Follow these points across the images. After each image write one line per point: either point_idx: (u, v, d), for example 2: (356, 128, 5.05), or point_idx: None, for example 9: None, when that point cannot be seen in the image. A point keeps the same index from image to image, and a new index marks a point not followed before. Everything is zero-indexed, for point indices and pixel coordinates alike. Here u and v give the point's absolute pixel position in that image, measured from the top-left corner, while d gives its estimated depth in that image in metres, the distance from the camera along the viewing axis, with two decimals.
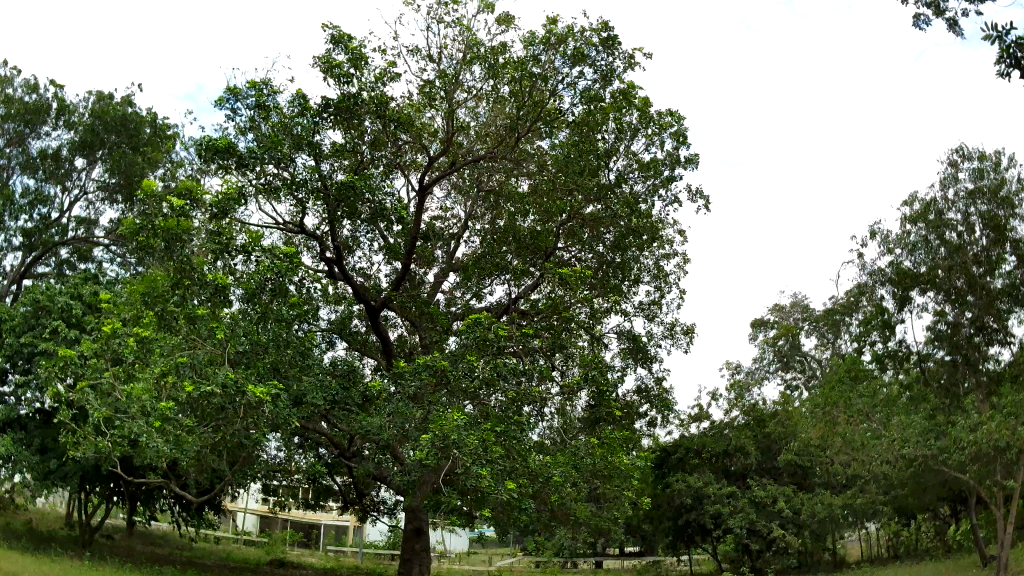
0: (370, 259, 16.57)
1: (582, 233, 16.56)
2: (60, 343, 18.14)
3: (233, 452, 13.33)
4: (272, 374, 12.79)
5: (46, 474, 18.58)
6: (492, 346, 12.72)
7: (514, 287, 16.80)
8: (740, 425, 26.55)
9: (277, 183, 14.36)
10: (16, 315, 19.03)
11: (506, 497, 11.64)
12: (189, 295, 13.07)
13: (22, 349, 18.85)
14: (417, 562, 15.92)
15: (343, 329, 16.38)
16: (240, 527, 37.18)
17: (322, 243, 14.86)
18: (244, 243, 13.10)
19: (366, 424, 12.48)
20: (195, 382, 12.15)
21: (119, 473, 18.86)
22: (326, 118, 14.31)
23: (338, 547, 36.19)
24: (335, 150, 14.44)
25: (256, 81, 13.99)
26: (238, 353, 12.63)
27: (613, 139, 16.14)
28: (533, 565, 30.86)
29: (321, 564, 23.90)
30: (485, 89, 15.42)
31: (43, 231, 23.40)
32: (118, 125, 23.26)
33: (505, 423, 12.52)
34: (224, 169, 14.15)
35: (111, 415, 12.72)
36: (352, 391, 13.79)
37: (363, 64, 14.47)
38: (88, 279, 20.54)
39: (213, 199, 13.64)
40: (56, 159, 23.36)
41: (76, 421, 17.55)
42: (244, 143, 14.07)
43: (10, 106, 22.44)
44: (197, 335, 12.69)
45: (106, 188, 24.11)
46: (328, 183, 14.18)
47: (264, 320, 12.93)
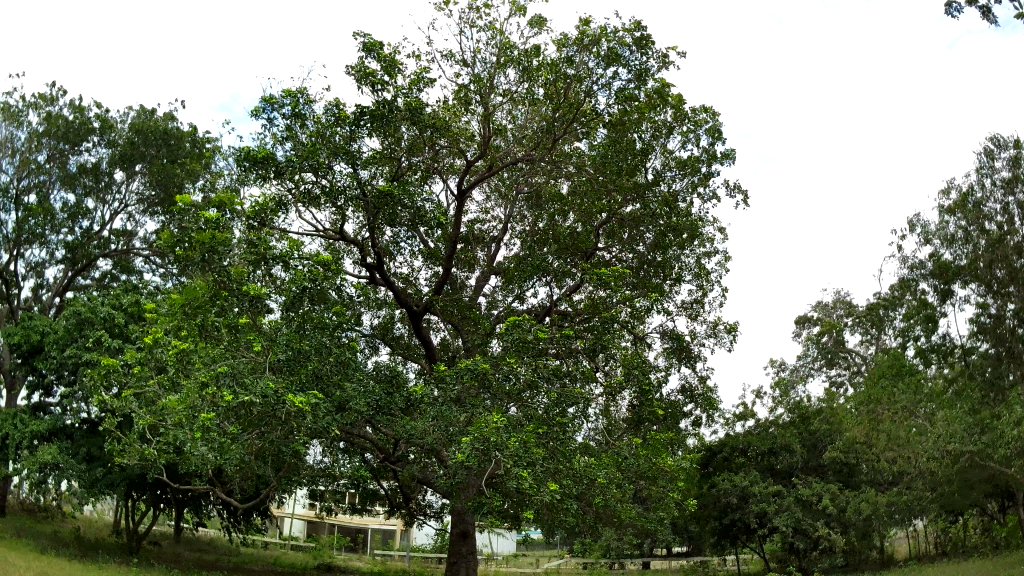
0: (411, 265, 16.62)
1: (622, 233, 16.64)
2: (104, 353, 18.38)
3: (277, 458, 13.37)
4: (314, 383, 12.73)
5: (93, 482, 18.74)
6: (532, 348, 12.79)
7: (556, 288, 16.47)
8: (784, 423, 26.28)
9: (316, 192, 14.43)
10: (60, 328, 19.47)
11: (548, 499, 11.56)
12: (229, 305, 13.12)
13: (66, 361, 19.20)
14: (464, 565, 15.89)
15: (386, 332, 16.54)
16: (287, 534, 37.54)
17: (363, 249, 14.87)
18: (283, 251, 12.85)
19: (410, 428, 12.44)
20: (236, 392, 12.25)
21: (164, 479, 19.05)
22: (362, 126, 14.29)
23: (388, 549, 36.43)
24: (373, 157, 14.43)
25: (292, 90, 14.04)
26: (280, 360, 12.67)
27: (648, 137, 16.06)
28: (579, 567, 30.73)
29: (368, 568, 24.00)
30: (520, 91, 15.21)
31: (85, 244, 23.67)
32: (159, 139, 23.55)
33: (547, 425, 12.49)
34: (262, 178, 14.21)
35: (155, 424, 12.90)
36: (396, 395, 13.61)
37: (396, 70, 14.50)
38: (130, 290, 20.69)
39: (250, 209, 13.81)
40: (95, 172, 23.76)
41: (121, 432, 17.73)
42: (282, 152, 14.16)
43: (52, 123, 22.77)
44: (238, 344, 12.94)
45: (146, 201, 24.59)
46: (367, 190, 14.15)
47: (304, 327, 12.93)
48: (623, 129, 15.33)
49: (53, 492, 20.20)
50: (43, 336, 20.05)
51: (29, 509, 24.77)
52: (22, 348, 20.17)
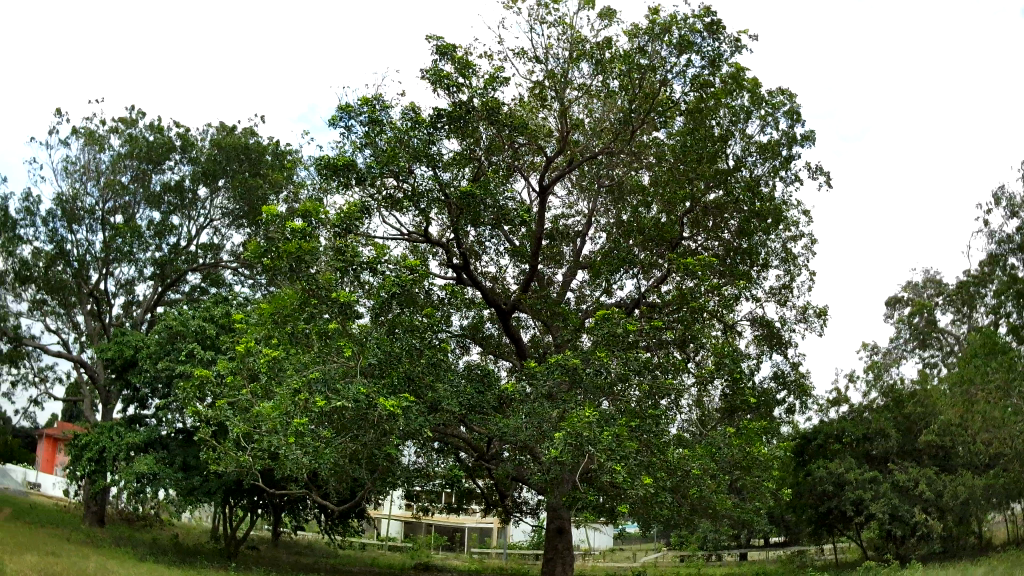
0: (497, 263, 16.63)
1: (706, 221, 16.49)
2: (197, 364, 18.80)
3: (371, 461, 13.37)
4: (406, 384, 12.98)
5: (190, 490, 19.20)
6: (622, 341, 12.73)
7: (643, 280, 16.53)
8: (878, 407, 25.70)
9: (399, 196, 14.71)
10: (152, 342, 19.99)
11: (642, 492, 11.50)
12: (319, 312, 13.40)
13: (160, 374, 19.75)
14: (560, 561, 15.91)
15: (476, 333, 16.53)
16: (385, 535, 38.05)
17: (449, 250, 15.17)
18: (371, 257, 13.15)
19: (503, 426, 12.54)
20: (328, 397, 12.34)
21: (261, 485, 19.43)
22: (440, 128, 14.50)
23: (485, 547, 36.66)
24: (453, 159, 14.57)
25: (368, 97, 14.33)
26: (371, 365, 12.67)
27: (726, 123, 15.89)
28: (676, 561, 30.51)
29: (465, 566, 24.16)
30: (595, 85, 15.15)
31: (173, 259, 24.24)
32: (240, 154, 24.09)
33: (640, 418, 12.39)
34: (345, 185, 14.54)
35: (249, 431, 13.17)
36: (487, 394, 13.86)
37: (470, 71, 14.57)
38: (220, 301, 21.17)
39: (334, 216, 13.84)
40: (180, 191, 24.20)
41: (216, 440, 18.18)
42: (362, 159, 14.43)
43: (134, 145, 23.50)
44: (328, 350, 12.90)
45: (232, 214, 25.09)
46: (449, 192, 14.43)
47: (395, 331, 13.02)
48: (701, 116, 15.26)
49: (154, 503, 20.83)
50: (137, 351, 20.58)
51: (132, 519, 25.60)
52: (115, 364, 20.66)
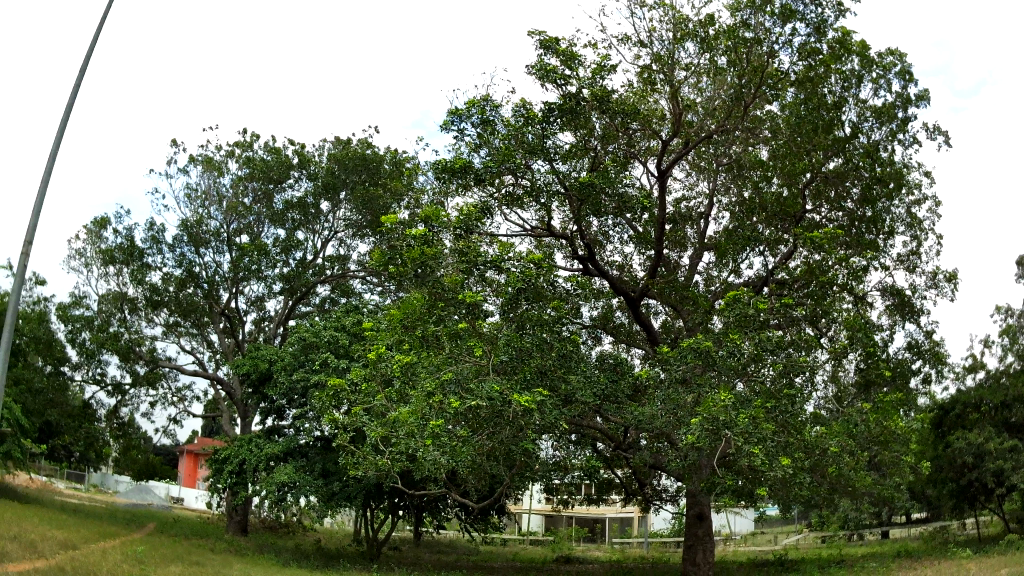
0: (623, 252, 16.64)
1: (829, 191, 16.16)
2: (332, 373, 19.29)
3: (509, 457, 13.55)
4: (539, 379, 13.05)
5: (331, 496, 19.69)
6: (754, 322, 12.47)
7: (770, 257, 16.47)
8: (1018, 372, 24.68)
9: (518, 192, 15.01)
10: (287, 354, 20.83)
11: (782, 474, 11.30)
12: (449, 314, 13.64)
13: (296, 385, 20.41)
14: (701, 548, 15.84)
15: (606, 323, 16.55)
16: (522, 530, 38.42)
17: (572, 242, 15.29)
18: (495, 256, 13.33)
19: (639, 415, 12.52)
20: (462, 397, 12.59)
21: (401, 486, 19.85)
22: (552, 121, 14.38)
23: (623, 537, 36.69)
24: (568, 151, 14.63)
25: (476, 98, 14.45)
26: (502, 362, 12.85)
27: (838, 90, 15.56)
28: (816, 540, 29.94)
29: (606, 558, 24.12)
30: (701, 64, 14.98)
31: (301, 274, 24.95)
32: (359, 165, 24.72)
33: (775, 398, 12.19)
34: (463, 187, 14.78)
35: (387, 435, 13.26)
36: (622, 382, 13.88)
37: (578, 62, 14.91)
38: (351, 310, 21.55)
39: (455, 218, 14.01)
40: (302, 207, 24.87)
41: (355, 446, 18.62)
42: (478, 160, 14.56)
43: (254, 167, 24.46)
44: (459, 350, 13.05)
45: (354, 225, 25.52)
46: (567, 183, 14.42)
47: (524, 327, 13.17)
48: (812, 86, 15.15)
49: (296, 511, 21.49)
50: (271, 364, 21.61)
51: (274, 527, 26.48)
52: (252, 378, 21.81)
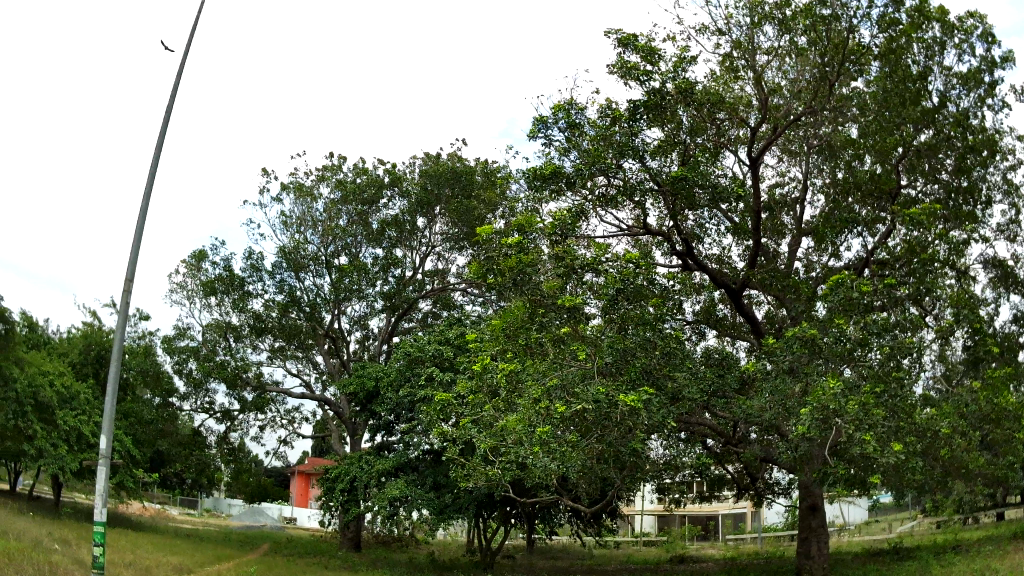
0: (721, 244, 16.59)
1: (923, 164, 15.77)
2: (438, 387, 19.64)
3: (619, 461, 13.64)
4: (644, 378, 13.15)
5: (443, 508, 20.09)
6: (860, 305, 12.31)
7: (869, 238, 16.20)
8: None
9: (612, 193, 15.09)
10: (393, 370, 21.49)
11: (895, 460, 11.11)
12: (550, 320, 13.73)
13: (404, 400, 21.02)
14: (815, 538, 15.90)
15: (710, 316, 16.61)
16: (636, 531, 38.34)
17: (671, 239, 15.45)
18: (592, 257, 13.63)
19: (747, 409, 12.47)
20: (568, 403, 12.70)
21: (511, 495, 19.91)
22: (639, 118, 14.62)
23: (737, 531, 35.81)
24: (659, 146, 14.71)
25: (561, 103, 14.79)
26: (608, 364, 12.97)
27: (923, 59, 15.56)
28: (938, 526, 29.21)
29: (720, 555, 23.89)
30: (781, 46, 15.28)
31: (401, 291, 25.93)
32: (451, 179, 25.69)
33: (885, 382, 11.80)
34: (556, 192, 15.16)
35: (496, 445, 13.63)
36: (728, 377, 13.94)
37: (657, 57, 15.42)
38: (454, 321, 22.04)
39: (549, 224, 14.14)
40: (398, 224, 26.38)
41: (464, 456, 18.73)
42: (569, 163, 14.85)
43: (346, 192, 26.12)
44: (563, 355, 13.17)
45: (451, 239, 26.80)
46: (660, 180, 14.80)
47: (627, 327, 13.41)
48: (895, 57, 14.89)
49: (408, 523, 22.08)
50: (377, 381, 22.32)
51: (386, 541, 27.10)
52: (360, 395, 22.76)
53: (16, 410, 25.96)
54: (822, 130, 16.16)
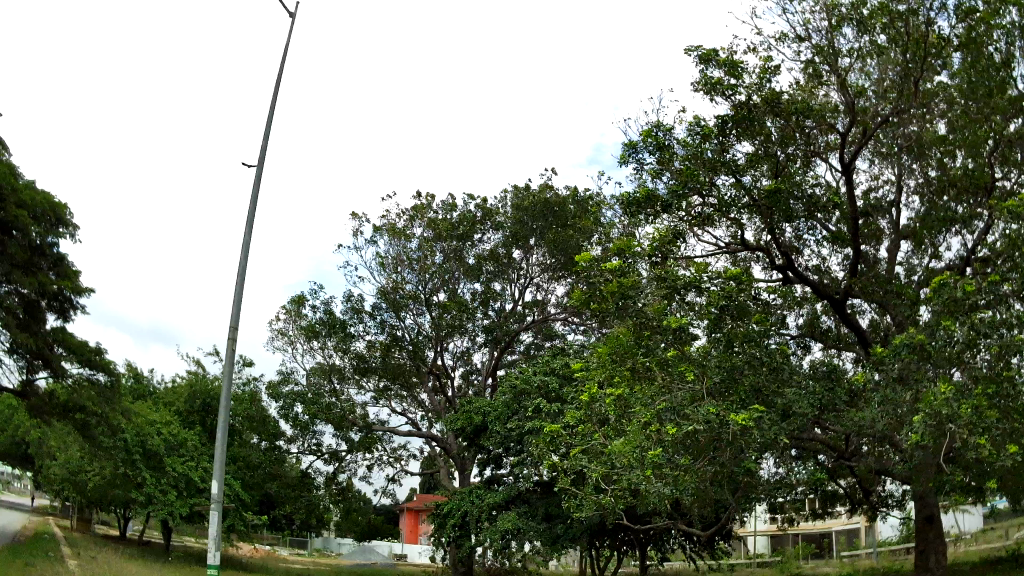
0: (820, 254, 16.31)
1: (1017, 155, 14.80)
2: (546, 419, 21.80)
3: (728, 481, 14.66)
4: (754, 397, 13.17)
5: (554, 538, 21.96)
6: (966, 305, 11.94)
7: (968, 235, 15.83)
8: None
9: (709, 212, 15.07)
10: (500, 404, 23.88)
11: (1013, 463, 10.78)
12: (656, 343, 13.79)
13: (513, 433, 23.23)
14: (933, 550, 15.47)
15: (814, 329, 16.39)
16: (751, 553, 37.97)
17: (769, 253, 15.27)
18: (693, 277, 13.71)
19: (859, 420, 12.53)
20: (680, 424, 12.83)
21: (623, 516, 22.45)
22: (728, 134, 15.02)
23: (851, 547, 34.92)
24: (750, 160, 14.98)
25: (650, 128, 15.19)
26: (717, 384, 13.10)
27: (1005, 46, 14.81)
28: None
29: (837, 572, 23.41)
30: (863, 47, 15.16)
31: (503, 324, 28.39)
32: (542, 213, 27.88)
33: (996, 382, 11.33)
34: (652, 216, 15.29)
35: (608, 472, 14.10)
36: (838, 390, 13.57)
37: (740, 70, 15.33)
38: (558, 354, 24.07)
39: (649, 247, 14.43)
40: (496, 258, 28.74)
41: (577, 486, 20.30)
42: (662, 185, 15.23)
43: (441, 229, 28.46)
44: (671, 377, 13.37)
45: (550, 269, 29.00)
46: (755, 194, 14.78)
47: (733, 344, 13.49)
48: (977, 46, 14.50)
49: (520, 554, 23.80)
50: (484, 415, 24.42)
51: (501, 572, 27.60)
52: (469, 430, 24.67)
53: (124, 458, 28.70)
54: (910, 128, 15.74)
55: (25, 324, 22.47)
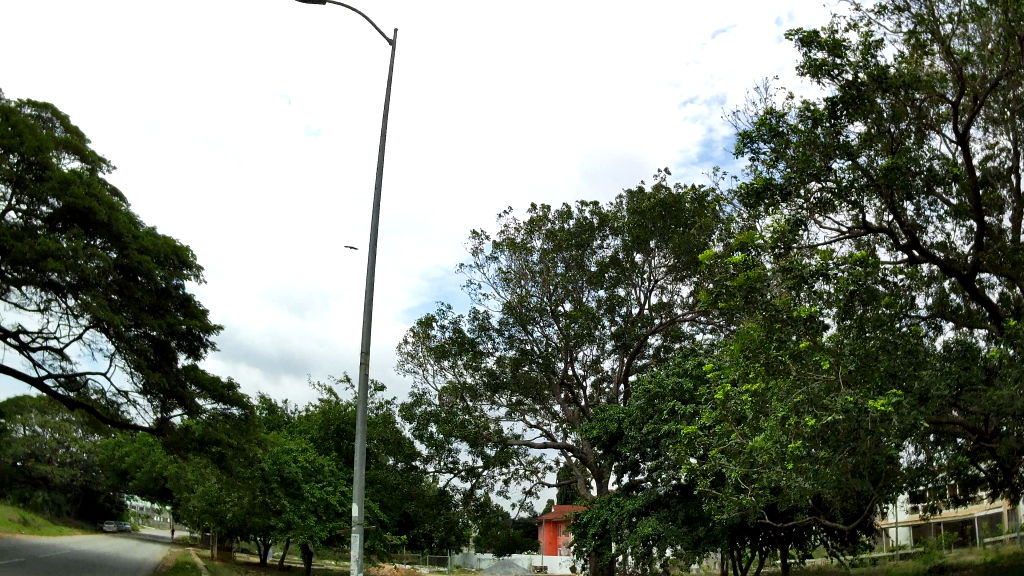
0: (944, 229, 15.66)
1: None
2: (682, 420, 21.75)
3: (870, 471, 14.76)
4: (891, 382, 12.82)
5: (697, 542, 22.31)
6: None
7: None
8: None
9: (830, 197, 14.82)
10: (635, 409, 24.16)
11: None
12: (787, 335, 13.44)
13: (648, 438, 23.64)
14: None
15: (944, 309, 15.64)
16: (891, 545, 36.98)
17: (893, 234, 14.89)
18: (819, 265, 13.37)
19: (998, 400, 11.98)
20: (819, 416, 12.92)
21: (766, 518, 22.70)
22: (840, 116, 14.75)
23: (994, 533, 33.24)
24: (863, 140, 14.61)
25: (762, 116, 15.06)
26: (851, 372, 12.96)
27: None
28: None
29: (982, 560, 22.52)
30: (965, 10, 14.62)
31: (631, 328, 28.90)
32: (659, 214, 28.20)
33: None
34: (772, 206, 15.04)
35: (748, 471, 14.49)
36: (973, 369, 13.10)
37: (843, 48, 14.92)
38: (689, 354, 24.59)
39: (772, 238, 14.24)
40: (619, 263, 29.15)
41: (716, 488, 21.24)
42: (779, 174, 14.98)
43: (560, 239, 29.34)
44: (806, 369, 13.16)
45: (673, 270, 29.09)
46: (873, 174, 14.42)
47: (864, 330, 13.04)
48: None
49: (661, 560, 24.29)
50: (618, 423, 24.97)
51: None
52: (604, 439, 25.43)
53: (262, 486, 29.62)
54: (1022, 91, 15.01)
55: (157, 364, 23.65)
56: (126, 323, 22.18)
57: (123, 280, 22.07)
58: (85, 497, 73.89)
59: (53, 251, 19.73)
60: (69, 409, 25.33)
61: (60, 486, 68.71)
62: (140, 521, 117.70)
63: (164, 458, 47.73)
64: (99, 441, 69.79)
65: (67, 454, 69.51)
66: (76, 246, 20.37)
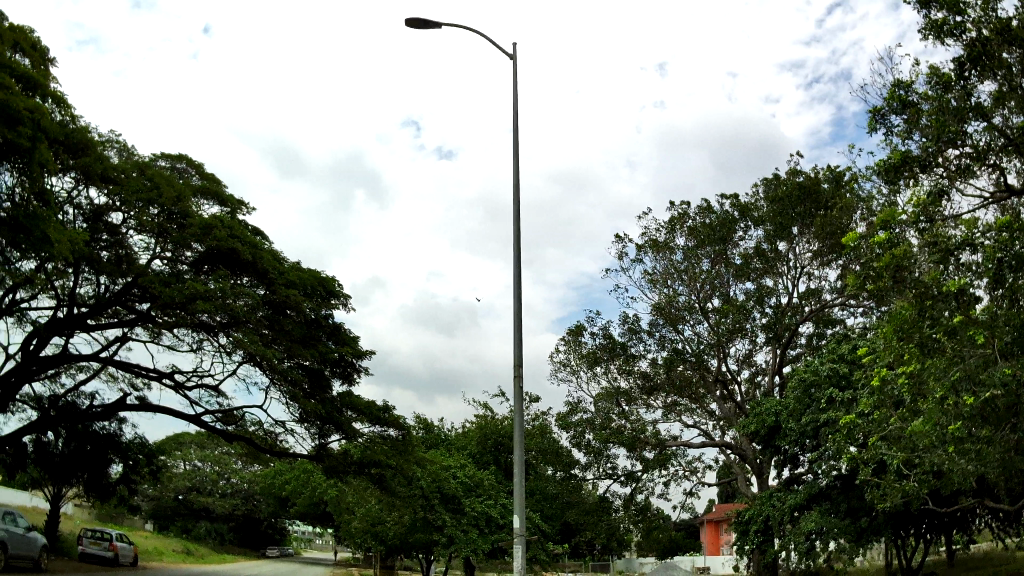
0: None
1: None
2: (840, 408, 21.25)
3: None
4: None
5: (859, 533, 22.00)
6: None
7: None
8: None
9: (969, 163, 14.15)
10: (793, 399, 23.59)
11: None
12: (938, 312, 12.58)
13: (807, 428, 23.12)
14: None
15: None
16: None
17: None
18: (965, 236, 12.78)
19: None
20: (976, 393, 12.82)
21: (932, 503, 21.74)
22: (969, 76, 14.19)
23: None
24: (994, 98, 13.87)
25: (889, 86, 14.52)
26: (1007, 344, 12.38)
27: None
28: None
29: None
30: None
31: (781, 318, 28.45)
32: (795, 199, 27.83)
33: None
34: (910, 179, 14.46)
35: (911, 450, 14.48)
36: None
37: (963, 4, 14.22)
38: (842, 339, 24.02)
39: (913, 211, 13.72)
40: (764, 254, 28.64)
41: (878, 476, 20.38)
42: (914, 145, 14.44)
43: (699, 233, 29.15)
44: (961, 345, 12.78)
45: (818, 254, 28.29)
46: (1009, 131, 13.72)
47: (1017, 298, 12.35)
48: None
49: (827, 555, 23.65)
50: (776, 416, 24.53)
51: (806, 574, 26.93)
52: (763, 432, 24.96)
53: (424, 503, 30.47)
54: None
55: (312, 393, 24.40)
56: (278, 356, 22.89)
57: (273, 315, 22.88)
58: (250, 525, 76.82)
59: (202, 293, 20.59)
60: (230, 442, 26.39)
61: (224, 516, 71.54)
62: (302, 545, 121.47)
63: (322, 483, 49.18)
64: (257, 470, 72.44)
65: (228, 485, 72.36)
66: (224, 286, 21.21)
